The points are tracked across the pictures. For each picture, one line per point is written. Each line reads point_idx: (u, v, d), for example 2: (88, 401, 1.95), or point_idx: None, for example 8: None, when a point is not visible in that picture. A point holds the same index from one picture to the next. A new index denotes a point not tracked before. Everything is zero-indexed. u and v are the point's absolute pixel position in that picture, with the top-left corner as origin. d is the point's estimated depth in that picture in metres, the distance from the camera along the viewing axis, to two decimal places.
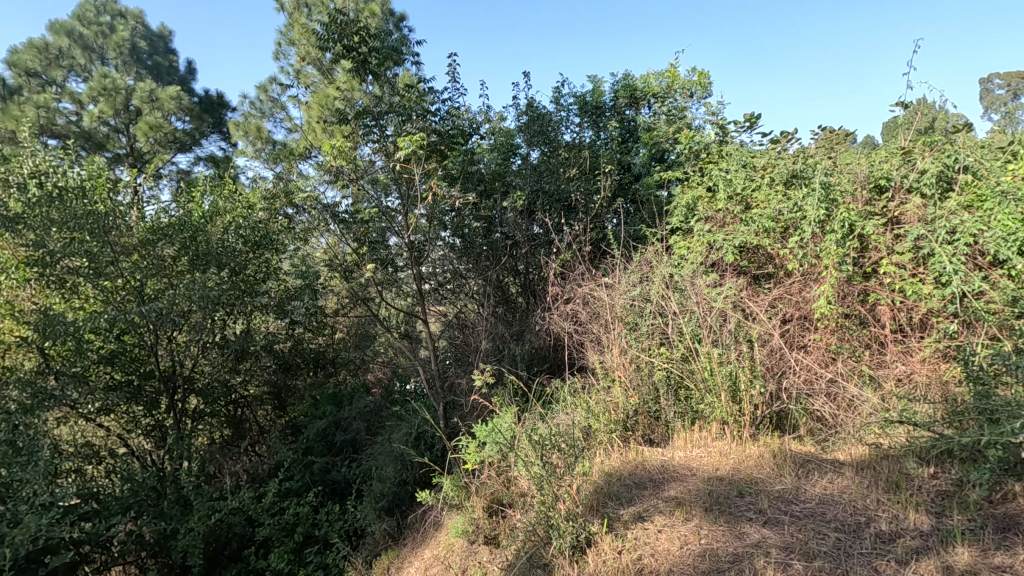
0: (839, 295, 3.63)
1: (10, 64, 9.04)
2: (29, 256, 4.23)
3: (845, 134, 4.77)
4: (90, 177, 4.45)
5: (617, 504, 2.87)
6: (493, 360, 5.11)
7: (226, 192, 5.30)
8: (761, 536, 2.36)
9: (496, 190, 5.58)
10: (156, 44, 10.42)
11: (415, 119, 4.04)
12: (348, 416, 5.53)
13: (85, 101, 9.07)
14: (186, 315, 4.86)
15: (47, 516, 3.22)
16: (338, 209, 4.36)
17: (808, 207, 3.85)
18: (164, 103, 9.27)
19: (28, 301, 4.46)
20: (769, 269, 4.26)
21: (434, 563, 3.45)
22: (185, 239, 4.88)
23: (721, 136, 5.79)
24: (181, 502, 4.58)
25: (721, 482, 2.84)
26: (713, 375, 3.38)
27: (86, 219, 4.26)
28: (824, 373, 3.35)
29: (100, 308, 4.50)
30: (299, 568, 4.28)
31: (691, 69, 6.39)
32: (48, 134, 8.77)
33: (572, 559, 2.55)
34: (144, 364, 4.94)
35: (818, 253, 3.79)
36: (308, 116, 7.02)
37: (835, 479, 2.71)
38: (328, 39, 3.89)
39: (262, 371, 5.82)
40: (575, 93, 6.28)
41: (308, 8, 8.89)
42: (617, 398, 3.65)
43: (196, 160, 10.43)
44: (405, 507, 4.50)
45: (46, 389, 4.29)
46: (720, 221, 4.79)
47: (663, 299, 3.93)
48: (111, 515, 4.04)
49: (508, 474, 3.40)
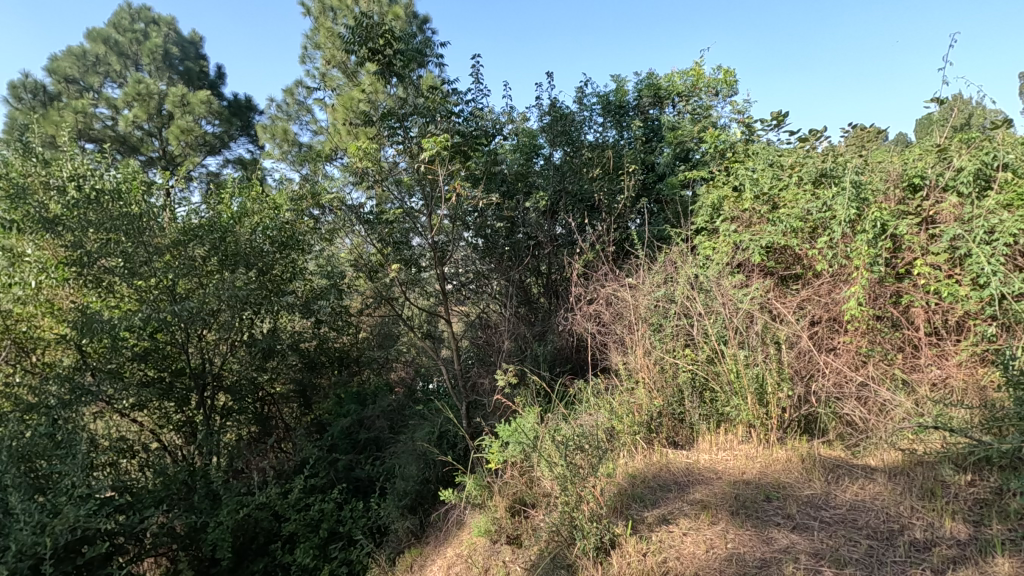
0: (870, 296, 3.53)
1: (50, 72, 9.46)
2: (68, 256, 4.34)
3: (876, 132, 4.64)
4: (125, 180, 4.62)
5: (641, 506, 2.84)
6: (516, 360, 5.12)
7: (254, 193, 5.43)
8: (789, 541, 2.31)
9: (519, 190, 5.62)
10: (187, 50, 10.66)
11: (440, 120, 4.10)
12: (372, 415, 5.60)
13: (120, 107, 9.38)
14: (216, 314, 4.97)
15: (86, 507, 3.33)
16: (363, 210, 4.42)
17: (838, 206, 3.75)
18: (196, 108, 9.52)
19: (67, 299, 4.49)
20: (797, 270, 4.18)
21: (456, 562, 3.46)
22: (215, 239, 5.02)
23: (747, 135, 5.68)
24: (211, 496, 4.69)
25: (747, 485, 2.80)
26: (739, 378, 3.33)
27: (122, 220, 4.42)
28: (855, 376, 3.26)
29: (134, 307, 4.64)
30: (323, 563, 4.34)
31: (717, 67, 6.30)
32: (85, 138, 9.13)
33: (596, 560, 2.55)
34: (175, 361, 5.06)
35: (849, 253, 3.68)
36: (334, 118, 7.12)
37: (867, 485, 2.65)
38: (354, 42, 3.92)
39: (289, 369, 5.94)
40: (598, 93, 6.26)
41: (333, 12, 9.03)
42: (641, 399, 3.64)
43: (225, 162, 10.68)
44: (427, 505, 4.53)
45: (83, 384, 4.48)
46: (747, 221, 4.73)
47: (688, 299, 3.89)
48: (145, 508, 4.15)
49: (531, 475, 3.41)
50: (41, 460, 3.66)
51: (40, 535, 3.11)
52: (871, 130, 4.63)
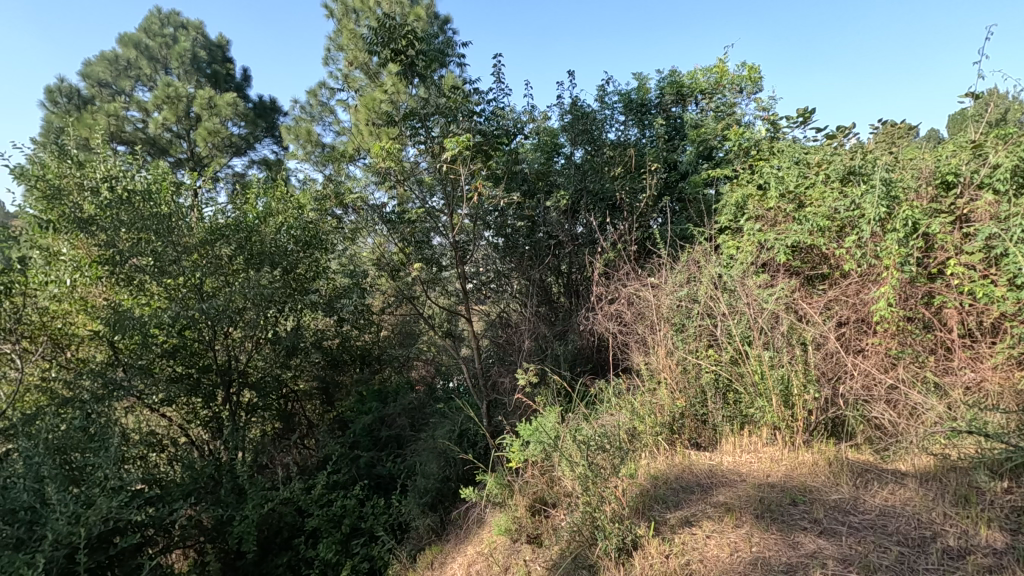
0: (901, 296, 3.43)
1: (84, 76, 9.81)
2: (101, 255, 4.51)
3: (907, 129, 4.57)
4: (155, 181, 4.75)
5: (663, 508, 2.81)
6: (536, 360, 5.11)
7: (279, 194, 5.55)
8: (816, 546, 2.27)
9: (540, 189, 5.62)
10: (215, 53, 10.88)
11: (461, 120, 4.13)
12: (393, 412, 5.70)
13: (150, 109, 9.63)
14: (241, 312, 5.05)
15: (118, 498, 3.43)
16: (385, 210, 4.45)
17: (867, 205, 3.65)
18: (222, 110, 9.70)
19: (100, 297, 4.60)
20: (824, 270, 4.09)
21: (477, 560, 3.47)
22: (241, 239, 5.12)
23: (773, 132, 5.58)
24: (236, 491, 4.78)
25: (772, 488, 2.75)
26: (764, 379, 3.28)
27: (152, 220, 4.56)
28: (884, 379, 3.18)
29: (164, 305, 4.71)
30: (345, 559, 4.39)
31: (741, 64, 6.21)
32: (117, 140, 9.40)
33: (618, 561, 2.53)
34: (201, 357, 5.15)
35: (878, 253, 3.58)
36: (356, 119, 7.20)
37: (897, 490, 2.59)
38: (376, 43, 3.96)
39: (312, 367, 6.04)
40: (620, 91, 6.21)
41: (356, 15, 9.14)
42: (663, 400, 3.62)
43: (250, 163, 10.90)
44: (448, 503, 4.55)
45: (115, 379, 4.60)
46: (772, 220, 4.65)
47: (711, 299, 3.85)
48: (173, 501, 4.24)
49: (552, 474, 3.40)
50: (75, 452, 3.79)
51: (75, 525, 3.21)
52: (902, 126, 4.53)
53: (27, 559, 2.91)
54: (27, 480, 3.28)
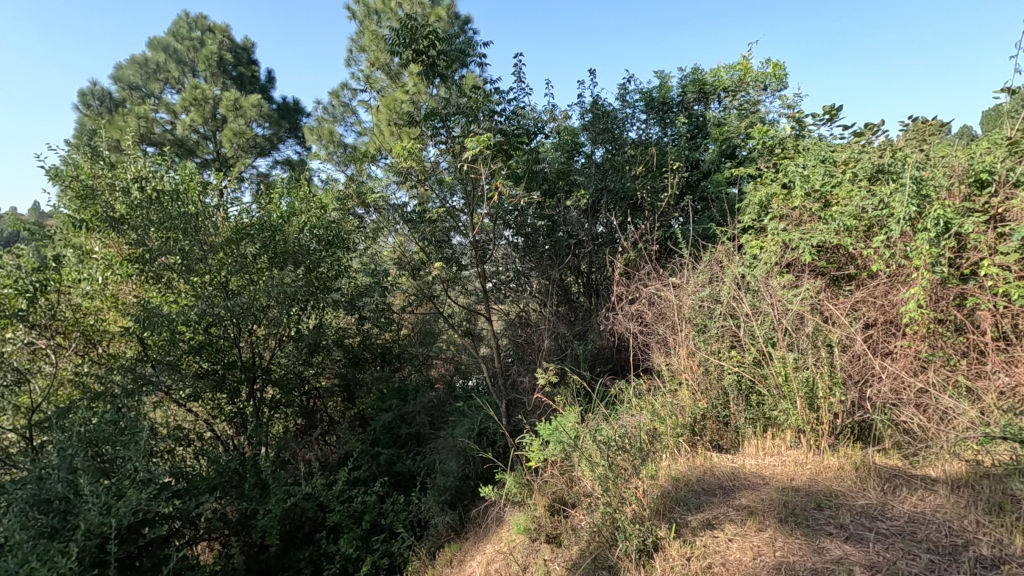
0: (931, 298, 3.34)
1: (115, 79, 10.11)
2: (131, 253, 4.63)
3: (939, 126, 4.48)
4: (183, 181, 4.87)
5: (685, 510, 2.78)
6: (556, 359, 5.10)
7: (302, 194, 5.66)
8: (843, 552, 2.22)
9: (560, 188, 5.61)
10: (241, 56, 11.09)
11: (482, 119, 4.12)
12: (413, 410, 5.74)
13: (178, 111, 9.86)
14: (266, 310, 5.13)
15: (147, 491, 3.51)
16: (405, 210, 4.44)
17: (896, 204, 3.55)
18: (247, 111, 9.90)
19: (130, 294, 4.74)
20: (850, 270, 4.00)
21: (496, 559, 3.47)
22: (265, 238, 5.20)
23: (798, 130, 5.48)
24: (260, 485, 4.87)
25: (797, 492, 2.70)
26: (788, 381, 3.23)
27: (180, 219, 4.64)
28: (914, 382, 3.09)
29: (191, 302, 4.79)
30: (366, 554, 4.44)
31: (766, 60, 6.11)
32: (146, 142, 9.65)
33: (639, 563, 2.52)
34: (227, 354, 5.25)
35: (907, 253, 3.48)
36: (378, 119, 7.28)
37: (927, 497, 2.52)
38: (398, 44, 3.99)
39: (333, 364, 6.11)
40: (641, 90, 6.16)
41: (378, 16, 9.25)
42: (684, 401, 3.60)
43: (274, 163, 11.09)
44: (467, 501, 4.58)
45: (144, 374, 4.75)
46: (797, 219, 4.57)
47: (734, 300, 3.80)
48: (199, 494, 4.34)
49: (571, 474, 3.40)
50: (107, 445, 3.91)
51: (106, 516, 3.30)
52: (932, 124, 4.44)
53: (61, 548, 3.01)
54: (61, 472, 3.40)
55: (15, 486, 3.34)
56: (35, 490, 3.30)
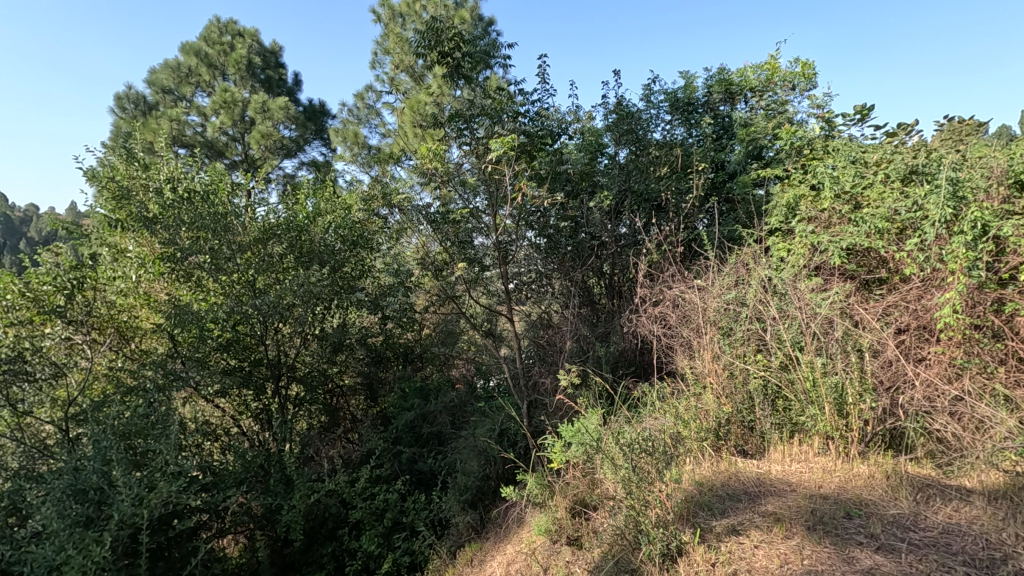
0: (967, 304, 3.22)
1: (150, 83, 10.33)
2: (164, 252, 4.76)
3: (976, 126, 4.37)
4: (213, 182, 4.99)
5: (708, 515, 2.76)
6: (578, 360, 5.11)
7: (327, 195, 5.76)
8: (874, 563, 2.16)
9: (583, 189, 5.60)
10: (269, 61, 11.33)
11: (506, 121, 4.13)
12: (435, 410, 5.78)
13: (209, 114, 10.11)
14: (291, 309, 5.16)
15: (177, 483, 3.59)
16: (429, 210, 4.48)
17: (931, 206, 3.44)
18: (275, 113, 10.11)
19: (162, 292, 4.87)
20: (881, 274, 3.90)
21: (517, 559, 3.47)
22: (292, 238, 5.29)
23: (828, 130, 5.37)
24: (285, 480, 4.94)
25: (825, 500, 2.65)
26: (816, 386, 3.18)
27: (210, 219, 4.76)
28: (948, 390, 2.97)
29: (220, 300, 4.92)
30: (387, 551, 4.49)
31: (794, 60, 6.00)
32: (178, 143, 9.94)
33: (662, 567, 2.50)
34: (254, 352, 5.33)
35: (943, 256, 3.36)
36: (402, 120, 7.37)
37: (962, 508, 2.45)
38: (422, 46, 4.03)
39: (357, 363, 6.20)
40: (666, 90, 6.11)
41: (403, 19, 9.36)
42: (708, 405, 3.57)
43: (300, 164, 11.29)
44: (488, 501, 4.59)
45: (174, 370, 4.77)
46: (826, 221, 4.49)
47: (761, 303, 3.73)
48: (227, 488, 4.42)
49: (593, 476, 3.39)
50: (139, 438, 4.02)
51: (138, 507, 3.38)
52: (970, 123, 4.36)
53: (96, 537, 3.09)
54: (96, 463, 3.49)
55: (53, 476, 3.45)
56: (72, 480, 3.40)
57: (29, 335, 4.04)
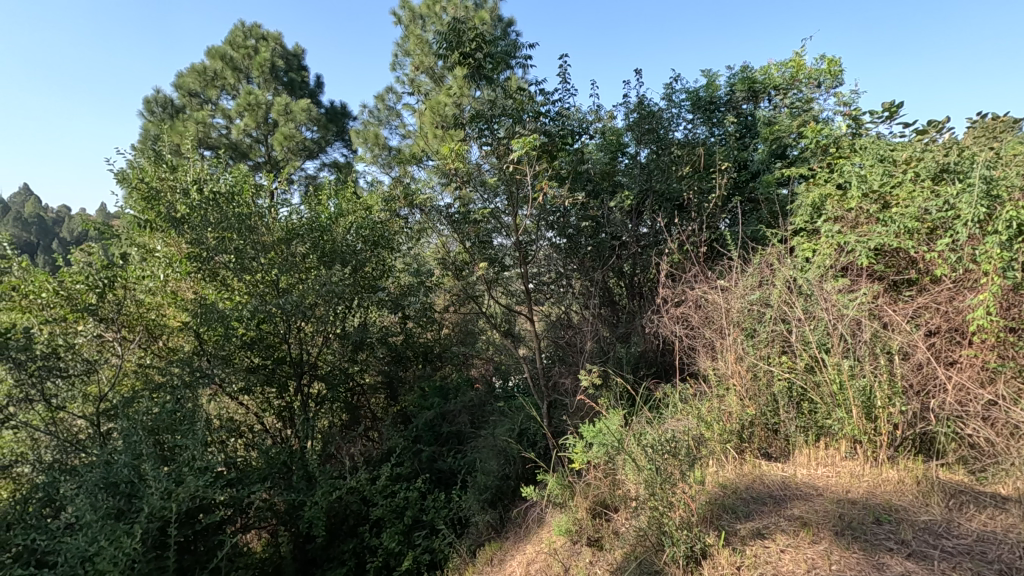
0: (1001, 306, 3.11)
1: (177, 86, 10.55)
2: (191, 252, 4.85)
3: (1011, 122, 4.23)
4: (237, 183, 5.08)
5: (733, 518, 2.73)
6: (598, 361, 5.10)
7: (348, 195, 5.84)
8: (904, 569, 2.11)
9: (604, 189, 5.56)
10: (291, 63, 11.50)
11: (527, 121, 4.14)
12: (455, 409, 5.81)
13: (233, 117, 10.32)
14: (314, 308, 5.19)
15: (204, 478, 3.66)
16: (449, 210, 4.52)
17: (964, 205, 3.34)
18: (298, 115, 10.27)
19: (188, 291, 5.06)
20: (911, 275, 3.81)
21: (537, 559, 3.47)
22: (315, 238, 5.32)
23: (854, 128, 5.26)
24: (307, 477, 5.01)
25: (854, 505, 2.60)
26: (843, 389, 3.12)
27: (235, 220, 4.82)
28: (981, 394, 2.89)
29: (244, 300, 5.03)
30: (407, 548, 4.52)
31: (820, 57, 5.89)
32: (204, 145, 10.17)
33: (686, 569, 2.48)
34: (277, 350, 5.37)
35: (976, 257, 3.25)
36: (422, 121, 7.42)
37: (998, 515, 2.38)
38: (443, 48, 4.07)
39: (378, 362, 6.28)
40: (688, 89, 6.05)
41: (424, 20, 9.42)
42: (732, 406, 3.55)
43: (322, 165, 11.45)
44: (507, 501, 4.60)
45: (200, 368, 4.90)
46: (853, 221, 4.39)
47: (786, 304, 3.66)
48: (251, 484, 4.51)
49: (614, 477, 3.37)
50: (167, 434, 4.14)
51: (166, 500, 3.45)
52: (1005, 119, 4.22)
53: (126, 529, 3.19)
54: (126, 457, 3.60)
55: (86, 469, 3.58)
56: (104, 473, 3.52)
57: (62, 333, 4.19)
